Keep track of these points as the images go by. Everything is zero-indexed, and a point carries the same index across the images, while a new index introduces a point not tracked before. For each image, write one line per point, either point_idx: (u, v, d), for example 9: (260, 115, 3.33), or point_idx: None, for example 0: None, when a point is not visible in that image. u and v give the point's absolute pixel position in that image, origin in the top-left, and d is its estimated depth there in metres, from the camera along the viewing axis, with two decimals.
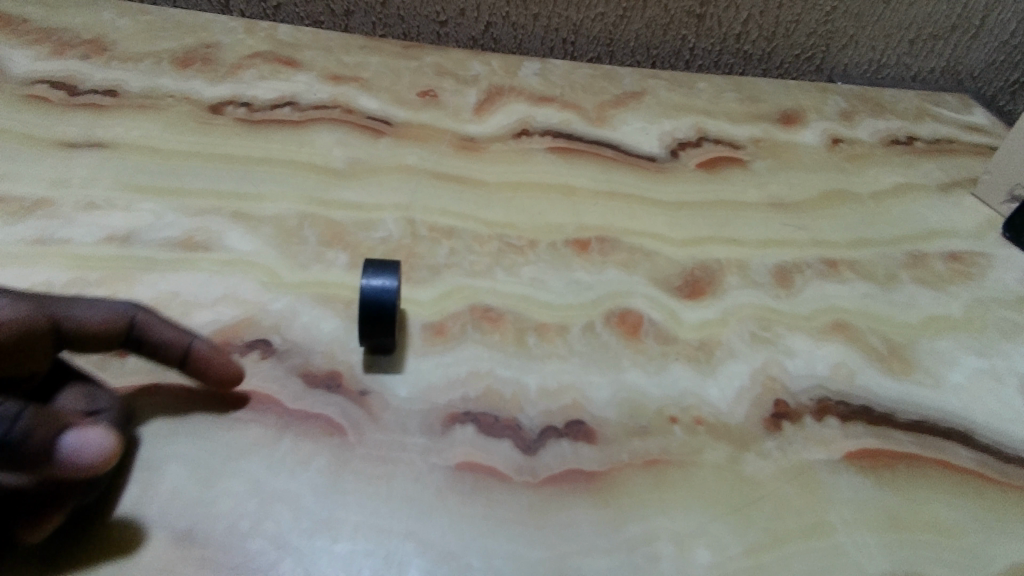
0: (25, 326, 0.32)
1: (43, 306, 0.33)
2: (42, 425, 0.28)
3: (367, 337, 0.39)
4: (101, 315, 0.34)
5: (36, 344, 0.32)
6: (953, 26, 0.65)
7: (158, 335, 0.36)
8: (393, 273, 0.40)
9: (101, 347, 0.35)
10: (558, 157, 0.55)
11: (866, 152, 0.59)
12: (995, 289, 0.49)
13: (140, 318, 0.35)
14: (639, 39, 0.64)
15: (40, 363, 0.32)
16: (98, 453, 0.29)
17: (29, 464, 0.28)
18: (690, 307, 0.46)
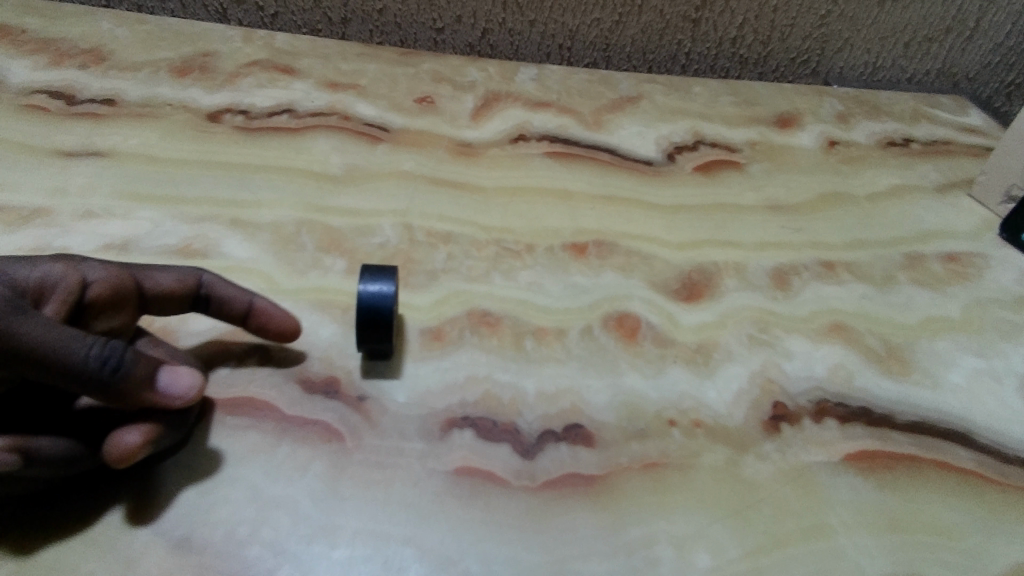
0: (113, 289, 0.34)
1: (125, 270, 0.36)
2: (142, 361, 0.32)
3: (364, 343, 0.39)
4: (175, 277, 0.37)
5: (124, 305, 0.35)
6: (948, 28, 0.66)
7: (225, 295, 0.38)
8: (391, 277, 0.40)
9: (175, 308, 0.37)
10: (555, 162, 0.55)
11: (862, 154, 0.60)
12: (992, 289, 0.50)
13: (208, 279, 0.38)
14: (635, 44, 0.65)
15: (126, 323, 0.36)
16: (187, 391, 0.33)
17: (130, 395, 0.31)
18: (687, 310, 0.46)
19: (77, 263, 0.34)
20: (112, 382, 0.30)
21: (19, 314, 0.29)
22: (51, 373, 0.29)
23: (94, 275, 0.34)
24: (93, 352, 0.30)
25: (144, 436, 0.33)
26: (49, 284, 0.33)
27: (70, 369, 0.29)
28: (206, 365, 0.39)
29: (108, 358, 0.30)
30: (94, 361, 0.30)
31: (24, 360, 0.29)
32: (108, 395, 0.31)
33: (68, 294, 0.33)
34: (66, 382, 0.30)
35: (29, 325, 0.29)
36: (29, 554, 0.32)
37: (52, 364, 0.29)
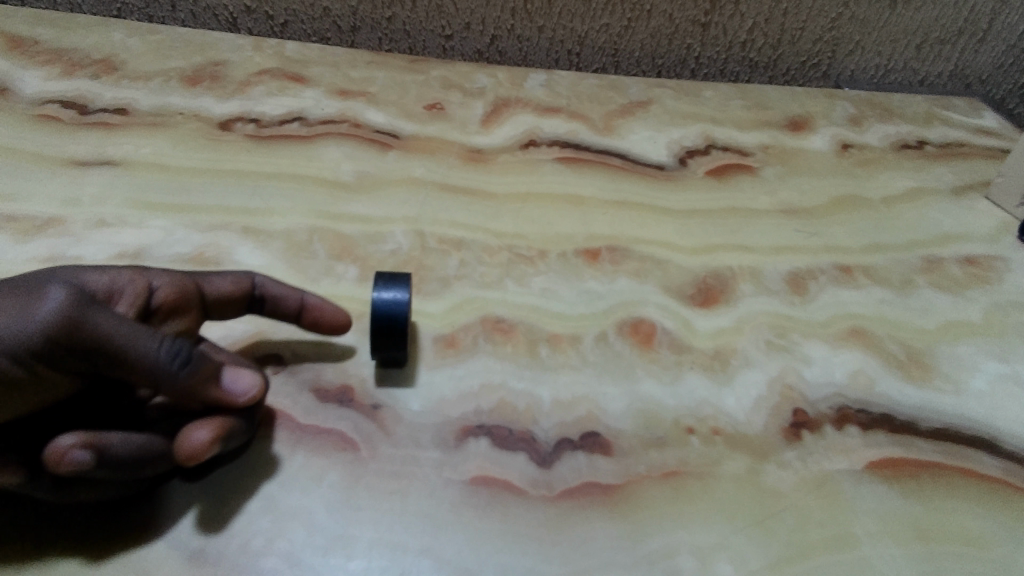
0: (178, 294, 0.35)
1: (186, 276, 0.37)
2: (206, 360, 0.33)
3: (379, 351, 0.39)
4: (232, 279, 0.38)
5: (189, 310, 0.36)
6: (960, 30, 0.65)
7: (280, 295, 0.39)
8: (405, 284, 0.40)
9: (233, 310, 0.38)
10: (567, 167, 0.54)
11: (876, 157, 0.59)
12: (1012, 293, 0.49)
13: (262, 281, 0.39)
14: (644, 49, 0.64)
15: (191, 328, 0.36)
16: (248, 391, 0.34)
17: (196, 391, 0.32)
18: (703, 316, 0.45)
19: (142, 270, 0.35)
20: (181, 377, 0.31)
21: (94, 308, 0.30)
22: (124, 368, 0.30)
23: (159, 281, 0.35)
24: (164, 348, 0.31)
25: (213, 433, 0.33)
26: (117, 288, 0.33)
27: (143, 363, 0.30)
28: None
29: (178, 353, 0.31)
30: (165, 355, 0.31)
31: (100, 354, 0.30)
32: (177, 390, 0.31)
33: (137, 298, 0.34)
34: (138, 376, 0.31)
35: (104, 320, 0.30)
36: (102, 561, 0.32)
37: (126, 359, 0.30)
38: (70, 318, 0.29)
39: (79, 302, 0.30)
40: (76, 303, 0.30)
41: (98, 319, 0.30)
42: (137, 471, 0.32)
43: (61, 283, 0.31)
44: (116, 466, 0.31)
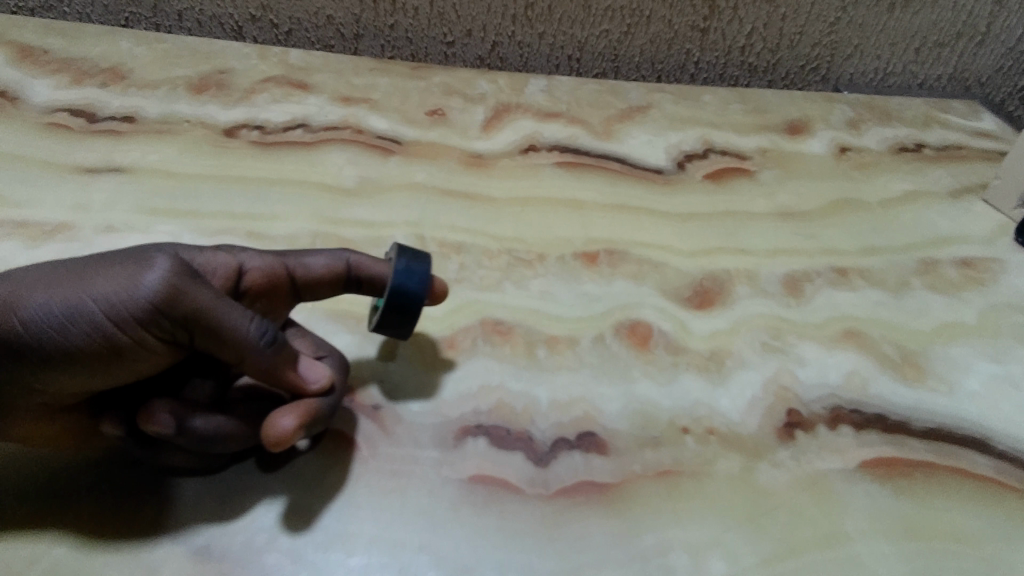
0: (265, 278, 0.36)
1: (278, 257, 0.37)
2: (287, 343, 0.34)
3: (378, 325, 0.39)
4: (329, 263, 0.38)
5: (278, 296, 0.37)
6: (958, 34, 0.65)
7: (372, 280, 0.38)
8: (426, 267, 0.39)
9: (327, 292, 0.38)
10: (566, 172, 0.55)
11: (874, 160, 0.60)
12: (1008, 295, 0.49)
13: (357, 263, 0.38)
14: (644, 54, 0.65)
15: (280, 307, 0.38)
16: (314, 384, 0.35)
17: (277, 372, 0.34)
18: (699, 318, 0.46)
19: (240, 251, 0.36)
20: (267, 355, 0.33)
21: (194, 279, 0.32)
22: (215, 341, 0.32)
23: (251, 263, 0.36)
24: (254, 325, 0.32)
25: (298, 420, 0.33)
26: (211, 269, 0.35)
27: (234, 338, 0.32)
28: None
29: (265, 332, 0.33)
30: (255, 330, 0.32)
31: (196, 325, 0.31)
32: (261, 368, 0.33)
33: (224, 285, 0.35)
34: (228, 350, 0.32)
35: (201, 293, 0.31)
36: (115, 537, 0.33)
37: (219, 331, 0.32)
38: (173, 285, 0.31)
39: (181, 273, 0.32)
40: (178, 273, 0.31)
41: (198, 290, 0.31)
42: (215, 447, 0.34)
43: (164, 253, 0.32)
44: (196, 438, 0.33)
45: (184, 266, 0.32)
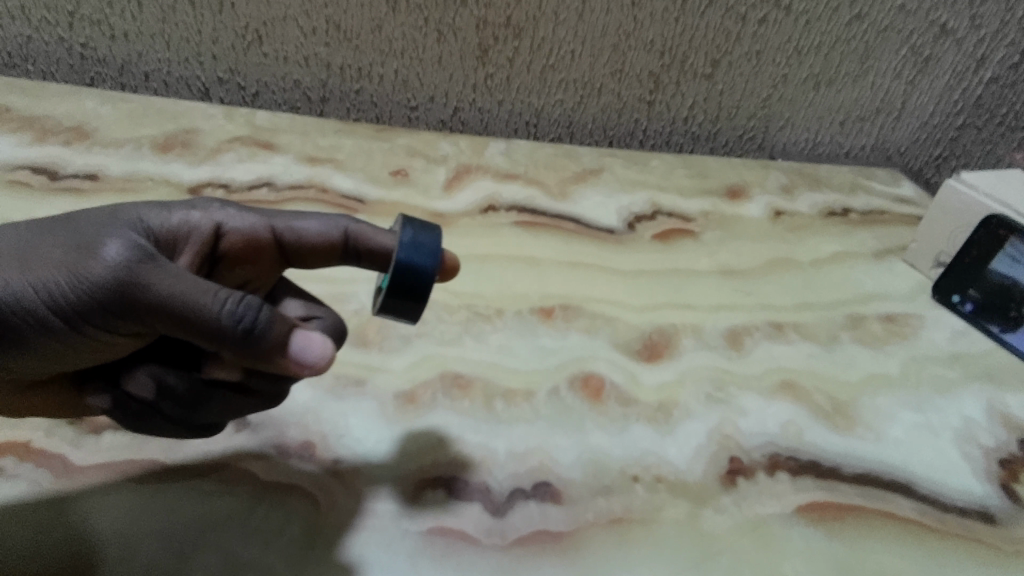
0: (244, 242, 0.38)
1: (264, 221, 0.38)
2: (280, 322, 0.33)
3: (388, 300, 0.38)
4: (320, 230, 0.38)
5: (263, 257, 0.39)
6: (877, 110, 0.72)
7: (366, 249, 0.39)
8: (438, 235, 0.39)
9: (320, 258, 0.39)
10: (524, 230, 0.58)
11: (806, 222, 0.65)
12: (928, 348, 0.53)
13: (352, 232, 0.39)
14: (596, 122, 0.70)
15: (267, 268, 0.39)
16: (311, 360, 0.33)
17: (262, 357, 0.32)
18: (648, 370, 0.48)
19: (226, 211, 0.37)
20: (245, 342, 0.31)
21: (150, 265, 0.32)
22: (188, 328, 0.31)
23: (231, 226, 0.37)
24: (225, 307, 0.31)
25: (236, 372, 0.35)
26: (187, 232, 0.36)
27: (207, 322, 0.31)
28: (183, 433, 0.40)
29: (240, 315, 0.31)
30: (226, 318, 0.31)
31: (162, 311, 0.31)
32: (243, 352, 0.32)
33: (202, 245, 0.36)
34: (205, 336, 0.31)
35: (157, 278, 0.31)
36: None
37: (189, 317, 0.31)
38: (130, 272, 0.31)
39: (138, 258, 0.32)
40: (128, 264, 0.31)
41: (151, 280, 0.31)
42: (195, 417, 0.36)
43: (122, 236, 0.33)
44: (182, 402, 0.36)
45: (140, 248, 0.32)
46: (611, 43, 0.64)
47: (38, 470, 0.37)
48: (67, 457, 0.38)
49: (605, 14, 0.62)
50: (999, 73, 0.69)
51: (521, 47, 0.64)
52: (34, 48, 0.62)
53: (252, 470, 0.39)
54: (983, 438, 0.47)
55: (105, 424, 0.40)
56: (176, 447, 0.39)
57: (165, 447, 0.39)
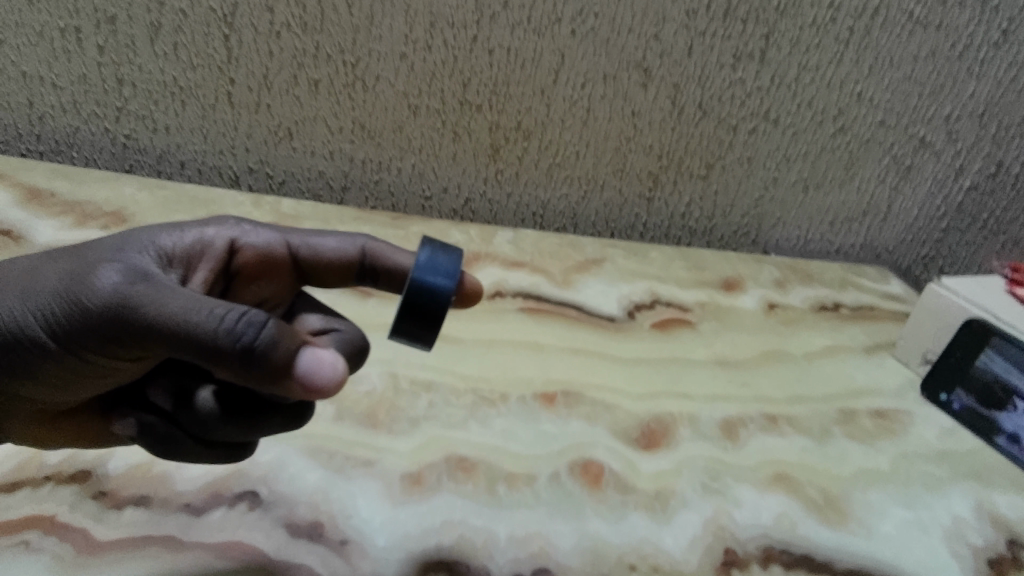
0: (258, 259, 0.43)
1: (279, 240, 0.44)
2: (286, 337, 0.33)
3: (404, 318, 0.39)
4: (334, 247, 0.45)
5: (278, 272, 0.45)
6: (864, 212, 0.76)
7: (379, 265, 0.45)
8: (456, 257, 0.41)
9: (337, 273, 0.45)
10: (528, 317, 0.61)
11: (797, 316, 0.68)
12: (917, 444, 0.55)
13: (367, 250, 0.45)
14: (598, 215, 0.74)
15: (283, 284, 0.45)
16: (325, 381, 0.33)
17: (269, 376, 0.32)
18: (646, 458, 0.50)
19: (246, 229, 0.43)
20: (245, 359, 0.32)
21: (150, 288, 0.34)
22: (195, 349, 0.32)
23: (246, 244, 0.43)
24: (226, 325, 0.32)
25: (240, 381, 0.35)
26: (202, 249, 0.41)
27: (211, 342, 0.32)
28: (198, 510, 0.42)
29: (241, 333, 0.32)
30: (222, 335, 0.32)
31: (169, 333, 0.33)
32: (246, 371, 0.32)
33: (217, 261, 0.42)
34: (212, 356, 0.32)
35: (166, 303, 0.33)
36: None
37: (194, 338, 0.32)
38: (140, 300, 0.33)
39: (147, 288, 0.34)
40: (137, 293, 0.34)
41: (149, 300, 0.33)
42: (209, 433, 0.39)
43: (134, 272, 0.35)
44: (197, 418, 0.38)
45: (149, 281, 0.35)
46: (613, 146, 0.69)
47: (61, 544, 0.38)
48: (89, 532, 0.39)
49: (607, 121, 0.68)
50: (978, 181, 0.74)
51: (530, 147, 0.69)
52: (80, 137, 0.66)
53: (262, 550, 0.40)
54: (972, 536, 0.48)
55: (126, 500, 0.41)
56: (191, 524, 0.41)
57: (181, 524, 0.41)
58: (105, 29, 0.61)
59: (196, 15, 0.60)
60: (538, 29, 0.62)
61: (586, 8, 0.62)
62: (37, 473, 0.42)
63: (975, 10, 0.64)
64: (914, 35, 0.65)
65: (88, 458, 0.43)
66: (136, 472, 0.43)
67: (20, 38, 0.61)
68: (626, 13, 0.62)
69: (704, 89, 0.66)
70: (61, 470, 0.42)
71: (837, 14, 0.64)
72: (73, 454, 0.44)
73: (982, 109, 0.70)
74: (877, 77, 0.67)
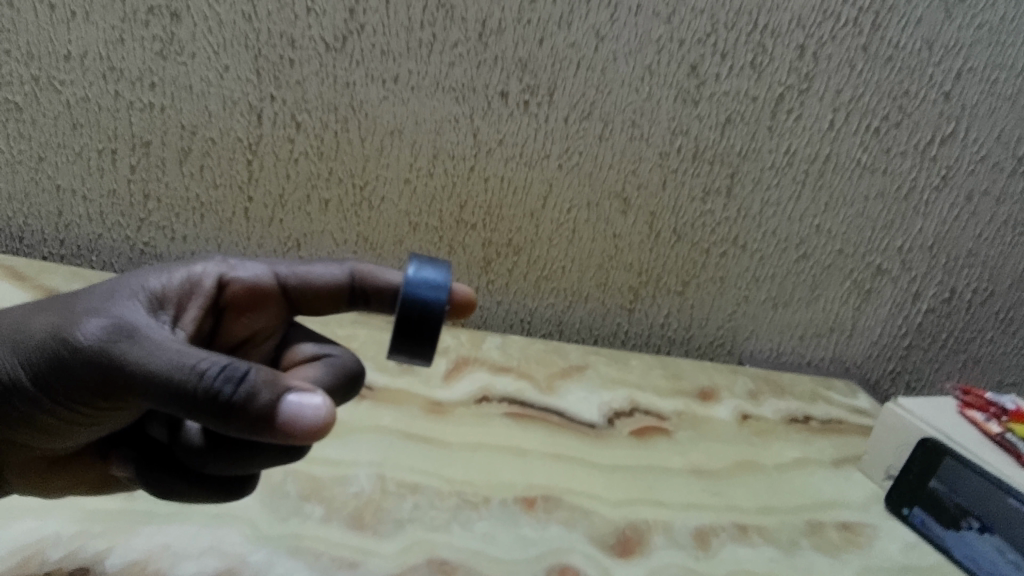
0: (245, 292, 0.48)
1: (266, 274, 0.49)
2: (266, 387, 0.35)
3: (399, 334, 0.42)
4: (323, 274, 0.49)
5: (269, 302, 0.49)
6: (832, 328, 0.81)
7: (367, 286, 0.48)
8: (443, 270, 0.44)
9: (327, 297, 0.49)
10: (513, 421, 0.65)
11: (769, 427, 0.71)
12: (883, 557, 0.57)
13: (355, 272, 0.49)
14: (582, 323, 0.79)
15: (276, 315, 0.49)
16: (308, 432, 0.34)
17: (250, 427, 0.34)
18: (621, 564, 0.52)
19: (234, 265, 0.48)
20: (227, 411, 0.34)
21: (128, 341, 0.37)
22: (180, 402, 0.35)
23: (234, 280, 0.47)
24: (208, 381, 0.34)
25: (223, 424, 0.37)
26: (191, 290, 0.45)
27: (194, 398, 0.34)
28: None
29: (221, 388, 0.34)
30: (200, 388, 0.34)
31: (155, 387, 0.35)
32: (225, 422, 0.34)
33: (205, 299, 0.46)
34: (195, 409, 0.34)
35: (150, 359, 0.36)
36: None
37: (179, 393, 0.35)
38: (128, 356, 0.36)
39: (133, 344, 0.37)
40: (123, 349, 0.37)
41: (128, 352, 0.37)
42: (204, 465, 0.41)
43: (118, 325, 0.38)
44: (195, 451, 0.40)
45: (134, 335, 0.38)
46: (597, 263, 0.75)
47: None
48: None
49: (591, 240, 0.74)
50: (934, 304, 0.81)
51: (519, 261, 0.74)
52: (101, 243, 0.72)
53: None
54: None
55: None
56: None
57: None
58: (138, 152, 0.68)
59: (223, 142, 0.67)
60: (529, 162, 0.70)
61: (571, 146, 0.69)
62: (38, 568, 0.44)
63: (916, 159, 0.72)
64: (863, 179, 0.73)
65: (87, 555, 0.45)
66: (132, 569, 0.45)
67: (60, 157, 0.68)
68: (608, 152, 0.70)
69: (679, 216, 0.73)
70: (61, 566, 0.44)
71: (794, 159, 0.71)
72: (74, 550, 0.46)
73: (931, 242, 0.77)
74: (835, 213, 0.74)
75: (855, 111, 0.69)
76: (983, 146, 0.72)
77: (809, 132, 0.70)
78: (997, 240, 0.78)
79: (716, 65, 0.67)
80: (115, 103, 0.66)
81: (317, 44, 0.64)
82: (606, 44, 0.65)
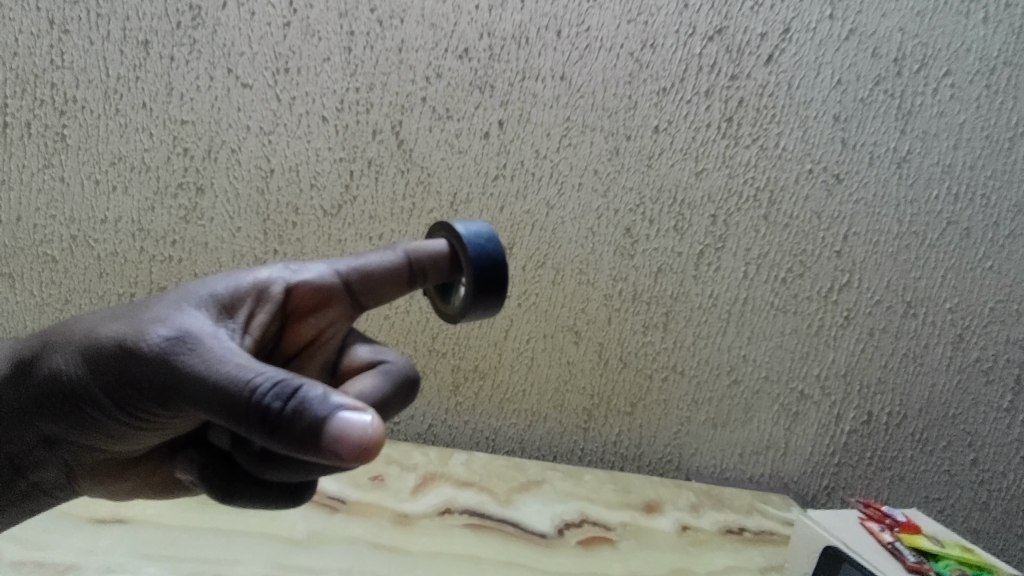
0: (309, 293, 0.54)
1: (327, 274, 0.54)
2: (312, 403, 0.37)
3: (479, 282, 0.49)
4: (378, 261, 0.54)
5: (332, 299, 0.55)
6: (767, 446, 0.91)
7: (423, 263, 0.52)
8: (481, 222, 0.53)
9: (385, 280, 0.53)
10: (472, 532, 0.73)
11: (705, 538, 0.80)
12: None
13: (410, 253, 0.53)
14: (542, 441, 0.88)
15: (338, 311, 0.55)
16: (347, 454, 0.36)
17: (297, 441, 0.37)
18: None
19: (298, 270, 0.54)
20: (277, 424, 0.37)
21: (191, 353, 0.42)
22: (237, 414, 0.38)
23: (298, 284, 0.54)
24: (264, 396, 0.37)
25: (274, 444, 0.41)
26: (259, 296, 0.51)
27: (250, 411, 0.38)
28: None
29: (273, 403, 0.37)
30: (256, 402, 0.37)
31: (217, 399, 0.39)
32: (275, 434, 0.37)
33: (274, 303, 0.52)
34: (250, 421, 0.38)
35: (213, 374, 0.40)
36: None
37: (237, 406, 0.38)
38: (196, 370, 0.41)
39: (200, 359, 0.41)
40: (192, 364, 0.41)
41: (197, 366, 0.41)
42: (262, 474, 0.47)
43: (187, 340, 0.43)
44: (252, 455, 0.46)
45: (200, 350, 0.42)
46: (553, 387, 0.86)
47: None
48: None
49: (548, 366, 0.85)
50: (855, 426, 0.91)
51: (484, 385, 0.85)
52: None
53: None
54: None
55: None
56: None
57: None
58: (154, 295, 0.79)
59: None
60: None
61: (528, 289, 0.82)
62: None
63: (820, 303, 0.86)
64: (778, 318, 0.86)
65: None
66: None
67: (84, 300, 0.79)
68: (560, 295, 0.82)
69: (623, 347, 0.85)
70: None
71: (716, 302, 0.84)
72: None
73: (843, 371, 0.89)
74: (757, 346, 0.87)
75: (763, 264, 0.83)
76: (876, 293, 0.86)
77: (728, 281, 0.84)
78: (902, 370, 0.89)
79: (646, 228, 0.81)
80: (139, 256, 0.78)
81: (317, 211, 0.77)
82: (555, 212, 0.80)
